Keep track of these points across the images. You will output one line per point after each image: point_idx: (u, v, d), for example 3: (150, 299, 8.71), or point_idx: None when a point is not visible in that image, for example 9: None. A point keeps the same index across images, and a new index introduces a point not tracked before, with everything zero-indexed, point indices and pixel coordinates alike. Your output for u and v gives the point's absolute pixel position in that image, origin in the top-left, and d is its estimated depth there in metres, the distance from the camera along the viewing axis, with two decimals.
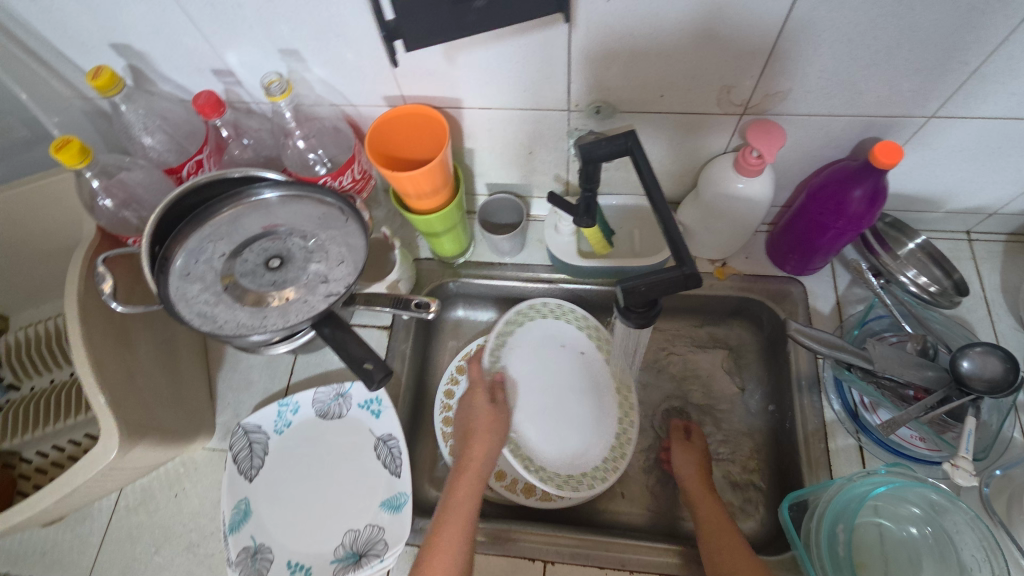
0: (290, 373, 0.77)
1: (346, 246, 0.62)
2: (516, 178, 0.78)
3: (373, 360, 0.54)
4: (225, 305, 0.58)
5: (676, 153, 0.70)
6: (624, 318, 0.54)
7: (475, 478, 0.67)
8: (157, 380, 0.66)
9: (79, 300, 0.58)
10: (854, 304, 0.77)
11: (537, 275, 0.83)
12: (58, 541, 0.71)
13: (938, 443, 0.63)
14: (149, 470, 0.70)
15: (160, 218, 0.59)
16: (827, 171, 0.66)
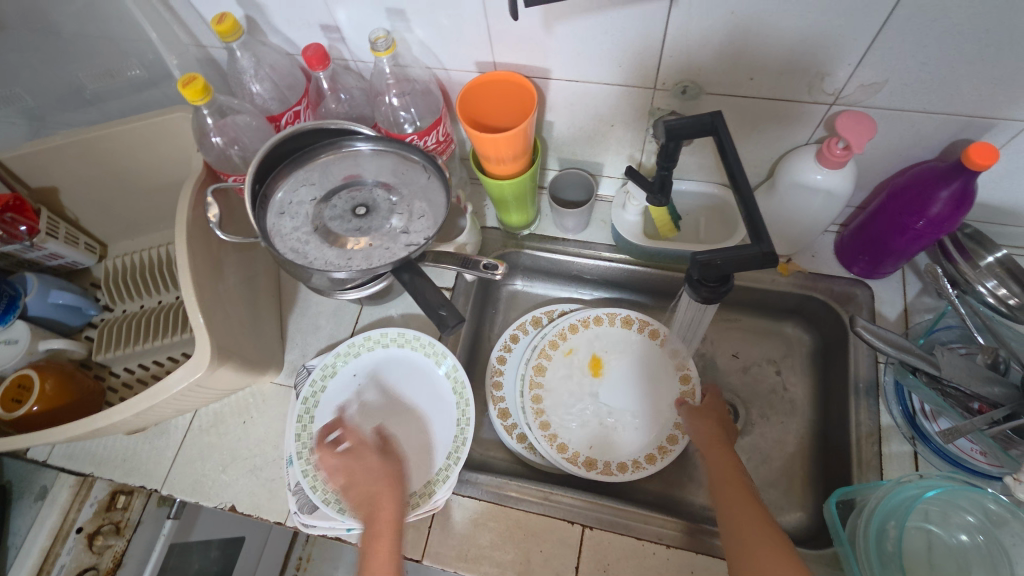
0: (354, 321, 0.81)
1: (427, 203, 0.65)
2: (589, 154, 0.79)
3: (448, 308, 0.58)
4: (315, 244, 0.61)
5: (756, 141, 0.70)
6: (693, 292, 0.55)
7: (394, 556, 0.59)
8: (240, 312, 0.71)
9: (186, 227, 0.63)
10: (922, 313, 0.76)
11: (598, 252, 0.84)
12: (137, 451, 0.78)
13: (998, 459, 0.61)
14: (224, 395, 0.76)
15: (263, 161, 0.64)
16: (910, 172, 0.65)
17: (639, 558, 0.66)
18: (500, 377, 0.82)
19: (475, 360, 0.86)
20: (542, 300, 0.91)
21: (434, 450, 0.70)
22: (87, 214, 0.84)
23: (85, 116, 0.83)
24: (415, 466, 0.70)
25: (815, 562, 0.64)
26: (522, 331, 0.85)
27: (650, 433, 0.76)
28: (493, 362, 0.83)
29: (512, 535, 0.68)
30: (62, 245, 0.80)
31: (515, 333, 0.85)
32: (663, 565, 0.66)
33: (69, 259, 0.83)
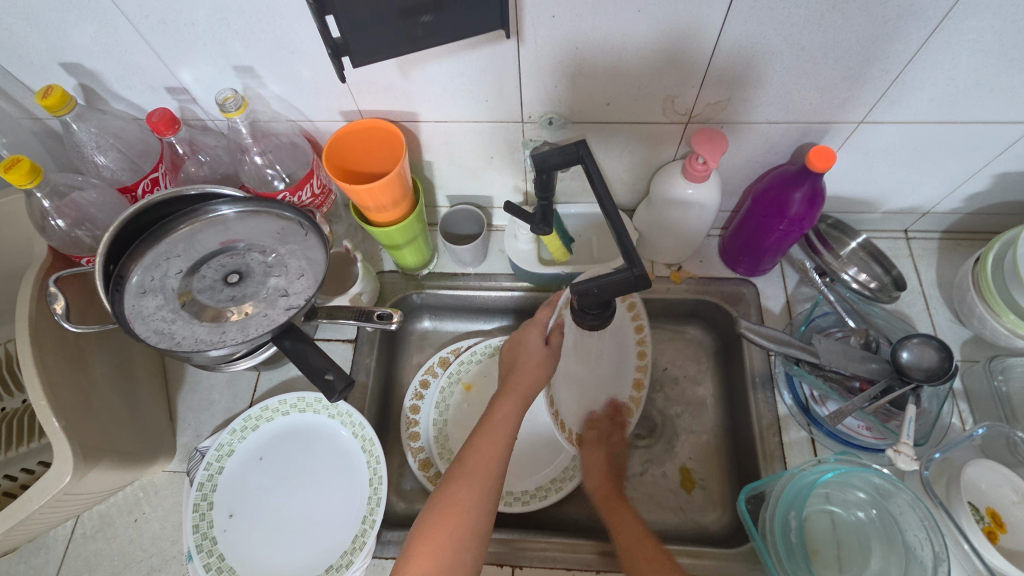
0: (252, 390, 0.76)
1: (305, 260, 0.63)
2: (476, 188, 0.79)
3: (334, 371, 0.55)
4: (183, 321, 0.57)
5: (628, 160, 0.72)
6: (581, 321, 0.56)
7: (517, 409, 0.64)
8: (113, 404, 0.64)
9: (30, 324, 0.57)
10: (802, 303, 0.81)
11: (500, 283, 0.85)
12: (9, 575, 0.68)
13: (883, 432, 0.66)
14: (107, 495, 0.69)
15: (114, 237, 0.58)
16: (767, 177, 0.70)
17: None
18: (415, 426, 0.80)
19: (389, 410, 0.83)
20: (452, 337, 0.90)
21: (350, 516, 0.67)
22: None
23: None
24: (331, 538, 0.66)
25: (738, 559, 0.66)
26: (432, 374, 0.84)
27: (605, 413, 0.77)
28: (406, 413, 0.81)
29: None
30: None
31: (424, 378, 0.83)
32: None
33: None
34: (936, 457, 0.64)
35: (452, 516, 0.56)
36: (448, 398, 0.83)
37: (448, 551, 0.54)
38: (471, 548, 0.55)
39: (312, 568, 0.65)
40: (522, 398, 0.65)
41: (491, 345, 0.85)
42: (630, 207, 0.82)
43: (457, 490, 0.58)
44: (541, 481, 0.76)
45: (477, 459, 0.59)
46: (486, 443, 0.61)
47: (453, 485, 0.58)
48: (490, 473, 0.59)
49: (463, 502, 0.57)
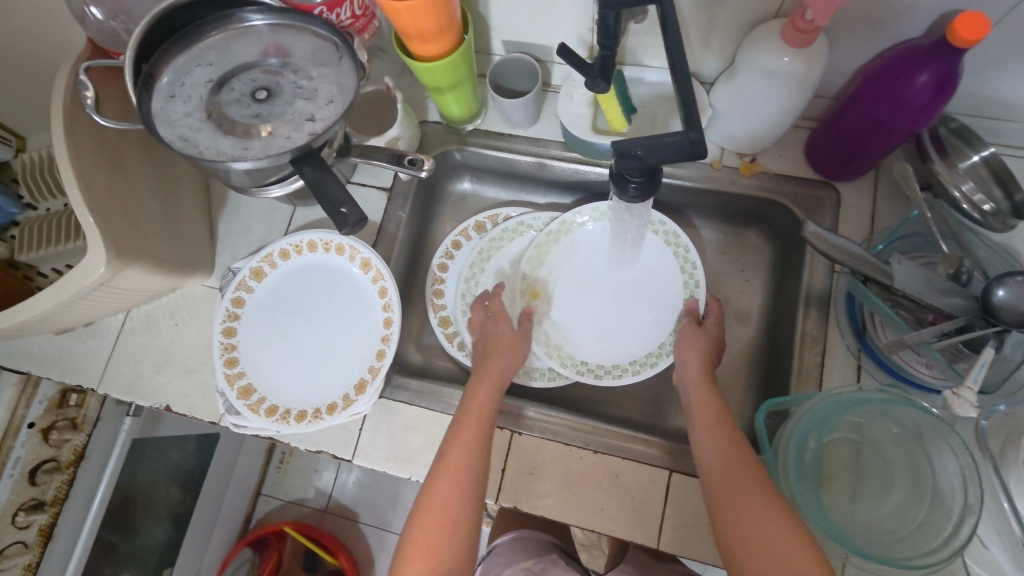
0: (287, 223, 0.77)
1: (337, 86, 0.58)
2: (536, 35, 0.70)
3: (349, 206, 0.52)
4: (208, 132, 0.55)
5: (717, 17, 0.60)
6: (622, 192, 0.50)
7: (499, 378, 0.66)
8: (152, 211, 0.66)
9: (65, 116, 0.56)
10: (890, 220, 0.69)
11: (548, 150, 0.78)
12: (71, 350, 0.76)
13: (944, 372, 0.58)
14: (151, 297, 0.73)
15: (145, 33, 0.56)
16: (889, 53, 0.57)
17: (565, 463, 0.66)
18: (442, 284, 0.80)
19: (418, 265, 0.83)
20: (491, 204, 0.87)
21: (364, 354, 0.70)
22: None
23: None
24: (345, 372, 0.69)
25: None
26: (466, 236, 0.82)
27: (646, 340, 0.75)
28: (434, 270, 0.81)
29: (441, 439, 0.68)
30: None
31: (457, 239, 0.82)
32: (589, 470, 0.66)
33: None
34: (1000, 409, 0.56)
35: (435, 525, 0.55)
36: (477, 274, 0.80)
37: (432, 547, 0.54)
38: (457, 546, 0.54)
39: (327, 395, 0.68)
40: (495, 388, 0.65)
41: (524, 222, 0.81)
42: (711, 80, 0.71)
43: (439, 492, 0.57)
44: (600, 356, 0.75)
45: (451, 454, 0.58)
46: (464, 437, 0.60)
47: (432, 484, 0.57)
48: (472, 477, 0.57)
49: (445, 504, 0.56)
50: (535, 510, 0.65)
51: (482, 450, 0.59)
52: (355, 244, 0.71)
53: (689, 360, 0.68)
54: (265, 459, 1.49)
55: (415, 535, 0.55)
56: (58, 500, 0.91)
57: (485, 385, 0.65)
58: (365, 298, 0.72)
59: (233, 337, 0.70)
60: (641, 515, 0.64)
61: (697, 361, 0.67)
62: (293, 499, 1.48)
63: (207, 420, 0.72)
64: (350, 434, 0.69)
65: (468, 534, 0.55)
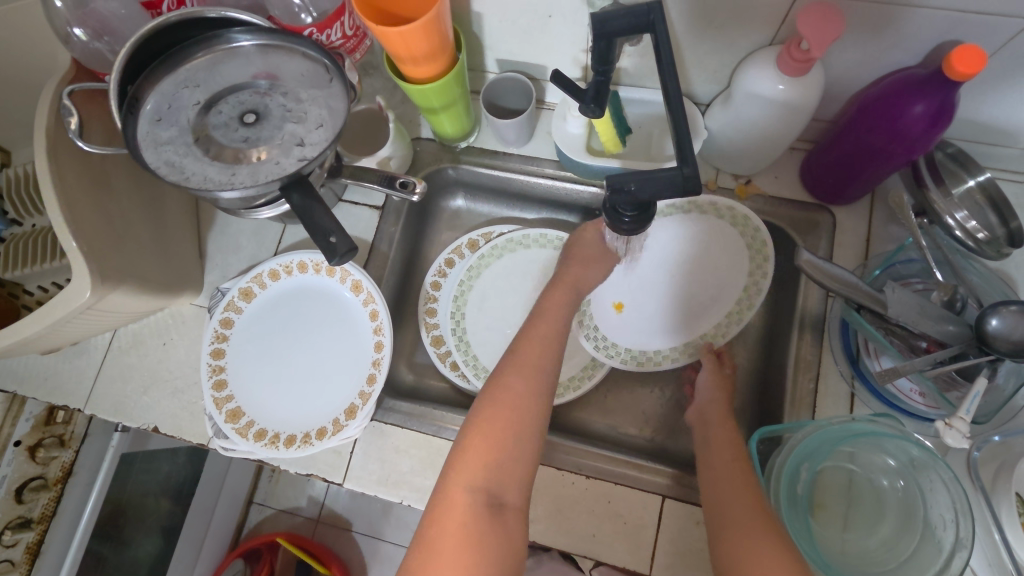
0: (277, 242, 0.76)
1: (326, 109, 0.57)
2: (530, 54, 0.70)
3: (338, 233, 0.52)
4: (194, 157, 0.54)
5: (711, 41, 0.60)
6: (615, 225, 0.49)
7: (567, 297, 0.63)
8: (139, 231, 0.65)
9: (47, 139, 0.55)
10: (885, 244, 0.69)
11: (542, 169, 0.77)
12: (57, 370, 0.75)
13: (937, 401, 0.58)
14: (138, 317, 0.72)
15: (130, 55, 0.54)
16: (886, 80, 0.56)
17: (557, 488, 0.66)
18: (434, 302, 0.79)
19: (410, 283, 0.82)
20: (484, 221, 0.86)
21: (355, 377, 0.69)
22: None
23: None
24: (336, 395, 0.69)
25: None
26: (459, 254, 0.81)
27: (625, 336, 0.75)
28: (427, 289, 0.80)
29: (432, 463, 0.67)
30: None
31: (450, 257, 0.81)
32: (581, 495, 0.65)
33: None
34: (994, 439, 0.56)
35: (504, 415, 0.52)
36: (467, 292, 0.80)
37: (501, 431, 0.52)
38: (527, 444, 0.52)
39: (317, 419, 0.68)
40: (570, 290, 0.64)
41: (514, 240, 0.80)
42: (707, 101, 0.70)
43: (509, 383, 0.55)
44: (575, 370, 0.75)
45: (526, 353, 0.57)
46: (536, 341, 0.58)
47: (506, 373, 0.55)
48: (547, 378, 0.56)
49: (514, 397, 0.53)
50: (526, 536, 0.65)
51: (556, 362, 0.57)
52: (345, 266, 0.70)
53: (713, 398, 0.66)
54: (257, 468, 1.48)
55: (480, 418, 0.53)
56: (46, 517, 0.90)
57: (563, 287, 0.64)
58: (355, 322, 0.71)
59: (222, 359, 0.69)
60: (633, 542, 0.63)
61: (719, 400, 0.66)
62: (286, 508, 1.47)
63: (195, 442, 0.71)
64: (341, 457, 0.68)
65: (536, 434, 0.53)
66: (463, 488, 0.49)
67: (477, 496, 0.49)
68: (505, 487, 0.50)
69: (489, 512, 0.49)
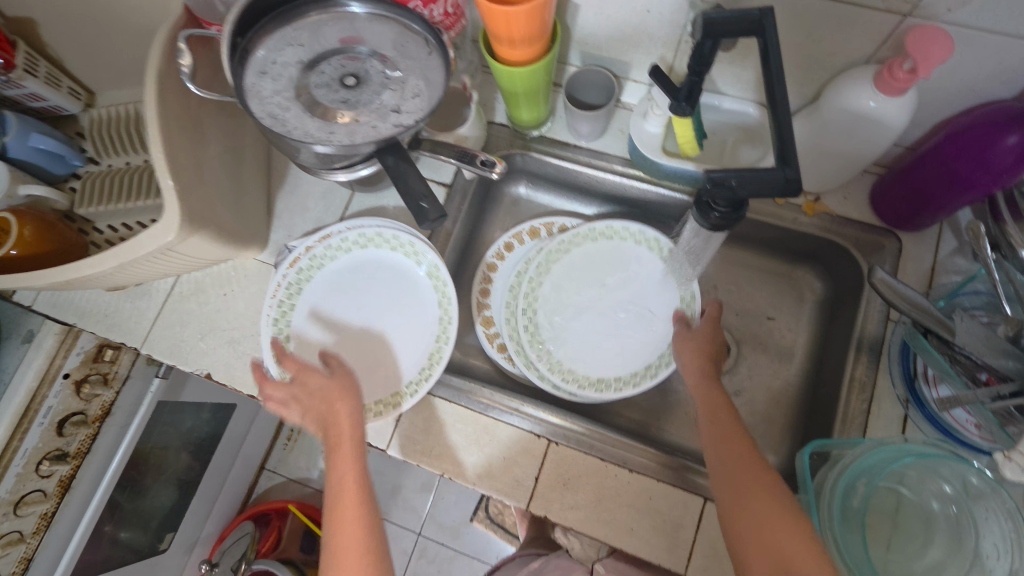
0: (344, 208, 0.78)
1: (424, 81, 0.59)
2: (616, 51, 0.71)
3: (430, 200, 0.53)
4: (296, 112, 0.56)
5: (803, 54, 0.61)
6: (704, 217, 0.51)
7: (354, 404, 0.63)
8: (221, 181, 0.67)
9: (158, 79, 0.57)
10: (949, 274, 0.69)
11: (611, 165, 0.78)
12: (118, 308, 0.77)
13: (993, 434, 0.58)
14: (205, 265, 0.74)
15: (246, 7, 0.56)
16: (979, 111, 0.57)
17: (600, 479, 0.66)
18: (489, 284, 0.81)
19: (467, 262, 0.83)
20: (543, 211, 0.87)
21: (413, 354, 0.70)
22: (67, 55, 0.79)
23: None
24: (393, 368, 0.69)
25: None
26: (519, 240, 0.83)
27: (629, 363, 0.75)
28: (483, 269, 0.81)
29: (478, 440, 0.68)
30: (42, 85, 0.75)
31: (509, 241, 0.82)
32: (623, 488, 0.66)
33: (52, 102, 0.79)
34: None
35: None
36: (289, 316, 0.70)
37: None
38: None
39: (374, 391, 0.68)
40: (359, 440, 0.61)
41: (577, 236, 0.79)
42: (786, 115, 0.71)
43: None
44: (413, 373, 0.69)
45: (347, 540, 0.56)
46: (346, 484, 0.58)
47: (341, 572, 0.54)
48: (371, 558, 0.55)
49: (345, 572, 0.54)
50: (564, 522, 0.65)
51: (374, 526, 0.57)
52: (414, 240, 0.71)
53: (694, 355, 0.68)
54: (273, 435, 1.50)
55: None
56: (80, 454, 0.92)
57: (343, 432, 0.61)
58: (416, 295, 0.72)
59: (282, 314, 0.70)
60: (671, 540, 0.64)
61: (698, 356, 0.68)
62: (296, 478, 1.48)
63: (246, 393, 0.72)
64: (389, 423, 0.69)
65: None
66: None
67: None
68: None
69: None
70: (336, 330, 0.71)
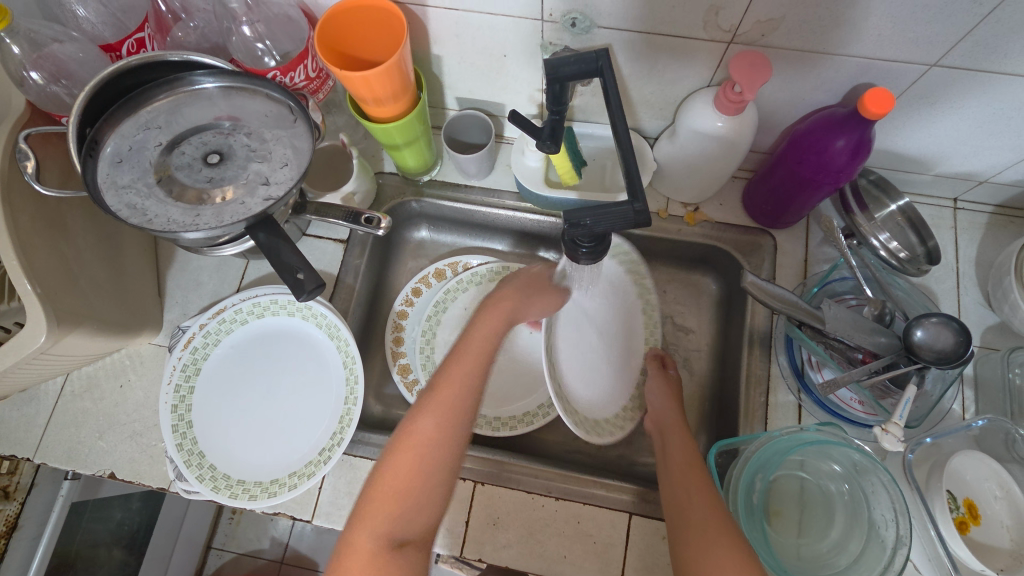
0: (240, 277, 0.76)
1: (291, 148, 0.59)
2: (488, 93, 0.73)
3: (305, 271, 0.54)
4: (157, 198, 0.55)
5: (655, 81, 0.65)
6: (574, 255, 0.53)
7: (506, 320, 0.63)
8: (97, 272, 0.64)
9: (2, 183, 0.54)
10: (821, 263, 0.75)
11: (503, 200, 0.80)
12: (4, 418, 0.72)
13: (874, 408, 0.63)
14: (93, 359, 0.70)
15: (91, 99, 0.55)
16: (812, 118, 0.62)
17: (529, 511, 0.67)
18: (402, 331, 0.81)
19: (377, 313, 0.83)
20: (448, 250, 0.88)
21: (324, 419, 0.68)
22: None
23: None
24: (306, 436, 0.68)
25: None
26: (426, 283, 0.83)
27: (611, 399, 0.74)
28: (394, 317, 0.81)
29: None
30: None
31: (417, 286, 0.82)
32: (551, 517, 0.67)
33: None
34: (926, 441, 0.61)
35: (409, 461, 0.52)
36: (188, 398, 0.67)
37: (401, 486, 0.51)
38: (436, 481, 0.52)
39: (287, 464, 0.66)
40: (506, 317, 0.63)
41: (479, 273, 0.82)
42: (655, 135, 0.75)
43: (421, 426, 0.53)
44: (326, 439, 0.67)
45: (443, 396, 0.55)
46: (457, 375, 0.56)
47: (419, 415, 0.54)
48: (456, 418, 0.54)
49: (424, 437, 0.53)
50: (499, 562, 0.66)
51: (476, 389, 0.56)
52: (309, 305, 0.71)
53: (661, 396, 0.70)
54: (217, 511, 1.42)
55: (389, 464, 0.52)
56: None
57: (493, 316, 0.63)
58: (320, 357, 0.71)
59: (182, 400, 0.67)
60: (604, 560, 0.65)
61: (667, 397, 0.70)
62: (248, 551, 1.40)
63: (155, 487, 0.69)
64: (310, 492, 0.67)
65: (446, 471, 0.53)
66: (367, 535, 0.49)
67: (377, 540, 0.49)
68: (407, 528, 0.50)
69: (387, 557, 0.49)
70: (248, 411, 0.69)
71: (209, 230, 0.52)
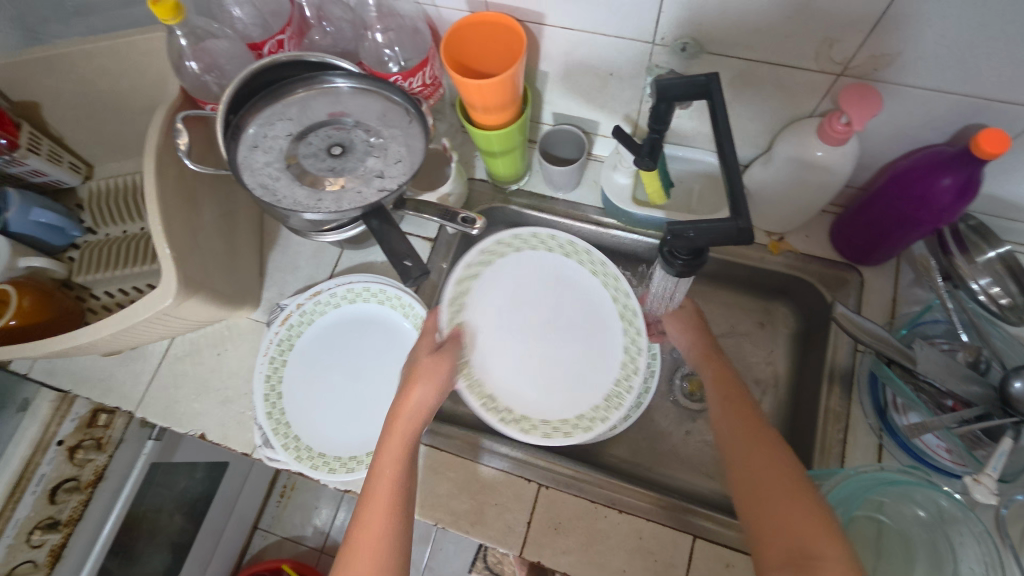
0: (334, 264, 0.81)
1: (405, 147, 0.63)
2: (585, 110, 0.76)
3: (413, 259, 0.60)
4: (286, 181, 0.60)
5: (754, 109, 0.66)
6: (669, 264, 0.54)
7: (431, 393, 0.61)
8: (216, 245, 0.70)
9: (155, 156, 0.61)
10: (911, 305, 0.73)
11: (586, 214, 0.82)
12: (114, 372, 0.79)
13: (964, 458, 0.59)
14: (199, 326, 0.76)
15: (238, 89, 0.61)
16: (917, 156, 0.62)
17: (591, 520, 0.67)
18: None
19: None
20: None
21: None
22: (70, 133, 0.83)
23: (72, 30, 0.81)
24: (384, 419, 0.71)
25: None
26: None
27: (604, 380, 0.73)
28: None
29: (468, 487, 0.70)
30: (44, 162, 0.79)
31: None
32: (613, 529, 0.67)
33: (53, 177, 0.82)
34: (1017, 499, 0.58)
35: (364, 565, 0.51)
36: (280, 370, 0.72)
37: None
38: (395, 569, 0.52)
39: (364, 443, 0.70)
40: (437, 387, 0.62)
41: None
42: (746, 162, 0.76)
43: (364, 531, 0.53)
44: None
45: (377, 502, 0.54)
46: (381, 479, 0.55)
47: (361, 526, 0.53)
48: (397, 513, 0.54)
49: (373, 538, 0.52)
50: (557, 567, 0.66)
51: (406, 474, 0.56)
52: (400, 295, 0.74)
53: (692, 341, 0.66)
54: (267, 492, 1.48)
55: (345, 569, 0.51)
56: (72, 521, 0.92)
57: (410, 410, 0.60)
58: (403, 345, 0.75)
59: (275, 372, 0.72)
60: None
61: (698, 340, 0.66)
62: (291, 536, 1.45)
63: (239, 451, 0.73)
64: None
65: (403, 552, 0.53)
66: None
67: None
68: None
69: None
70: (332, 390, 0.73)
71: (326, 214, 0.57)
